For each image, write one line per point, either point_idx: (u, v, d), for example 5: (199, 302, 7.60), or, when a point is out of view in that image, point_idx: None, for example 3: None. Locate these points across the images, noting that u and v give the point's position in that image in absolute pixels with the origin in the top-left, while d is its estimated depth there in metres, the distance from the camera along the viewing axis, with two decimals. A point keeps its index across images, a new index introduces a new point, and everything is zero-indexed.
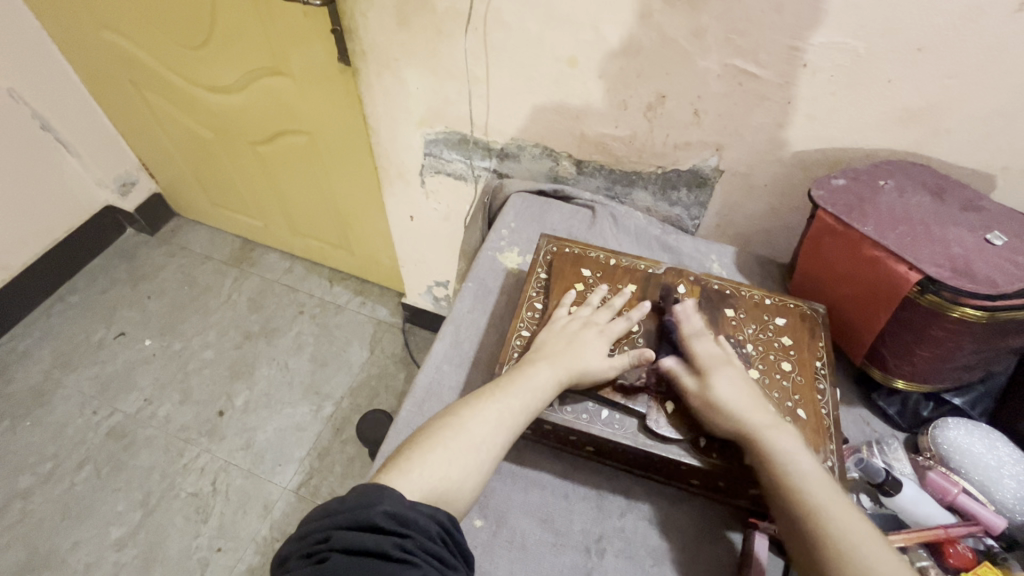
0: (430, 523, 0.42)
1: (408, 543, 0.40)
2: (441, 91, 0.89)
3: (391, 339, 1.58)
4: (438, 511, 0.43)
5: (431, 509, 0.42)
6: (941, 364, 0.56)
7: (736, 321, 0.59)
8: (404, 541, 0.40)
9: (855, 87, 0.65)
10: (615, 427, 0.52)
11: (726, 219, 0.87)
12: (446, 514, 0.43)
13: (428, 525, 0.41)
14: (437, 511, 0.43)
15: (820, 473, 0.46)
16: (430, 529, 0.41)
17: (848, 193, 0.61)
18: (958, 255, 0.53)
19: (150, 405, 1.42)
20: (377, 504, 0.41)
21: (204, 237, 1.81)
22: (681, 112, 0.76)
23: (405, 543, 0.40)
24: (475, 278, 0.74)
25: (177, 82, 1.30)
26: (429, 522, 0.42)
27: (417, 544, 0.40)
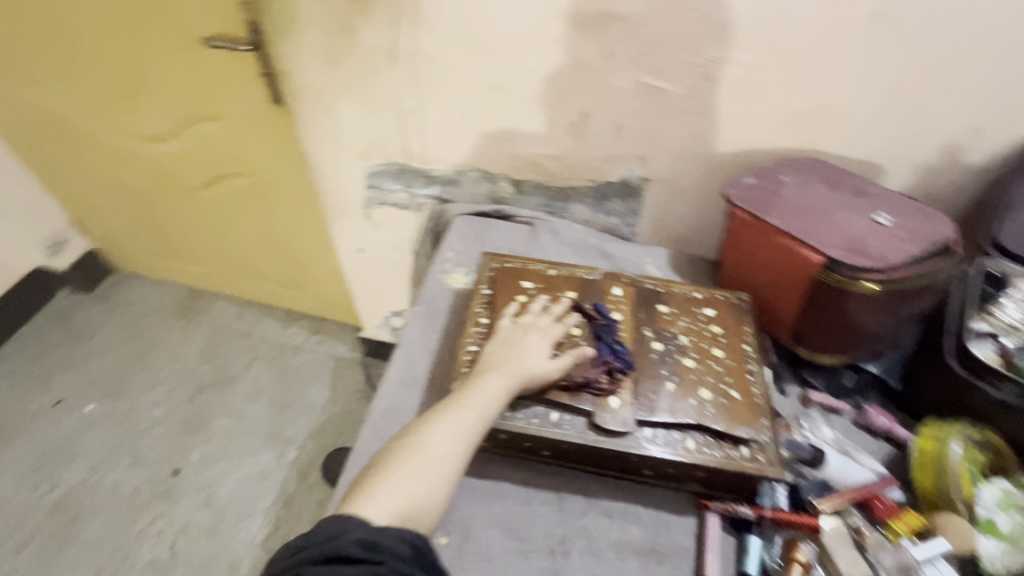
0: (400, 544, 0.42)
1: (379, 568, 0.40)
2: (376, 125, 0.92)
3: (352, 375, 1.56)
4: (408, 531, 0.43)
5: (400, 530, 0.43)
6: (853, 336, 0.61)
7: (669, 315, 0.63)
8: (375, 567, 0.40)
9: (753, 95, 0.72)
10: (566, 427, 0.55)
11: (659, 224, 0.93)
12: (416, 533, 0.44)
13: (399, 547, 0.42)
14: (407, 532, 0.43)
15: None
16: (401, 549, 0.42)
17: (757, 189, 0.67)
18: (854, 236, 0.59)
19: (97, 473, 1.34)
20: (344, 533, 0.42)
21: (146, 291, 1.74)
22: (605, 128, 0.81)
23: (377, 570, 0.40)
24: (424, 301, 0.75)
25: (108, 135, 1.28)
26: (399, 542, 0.42)
27: (390, 569, 0.41)
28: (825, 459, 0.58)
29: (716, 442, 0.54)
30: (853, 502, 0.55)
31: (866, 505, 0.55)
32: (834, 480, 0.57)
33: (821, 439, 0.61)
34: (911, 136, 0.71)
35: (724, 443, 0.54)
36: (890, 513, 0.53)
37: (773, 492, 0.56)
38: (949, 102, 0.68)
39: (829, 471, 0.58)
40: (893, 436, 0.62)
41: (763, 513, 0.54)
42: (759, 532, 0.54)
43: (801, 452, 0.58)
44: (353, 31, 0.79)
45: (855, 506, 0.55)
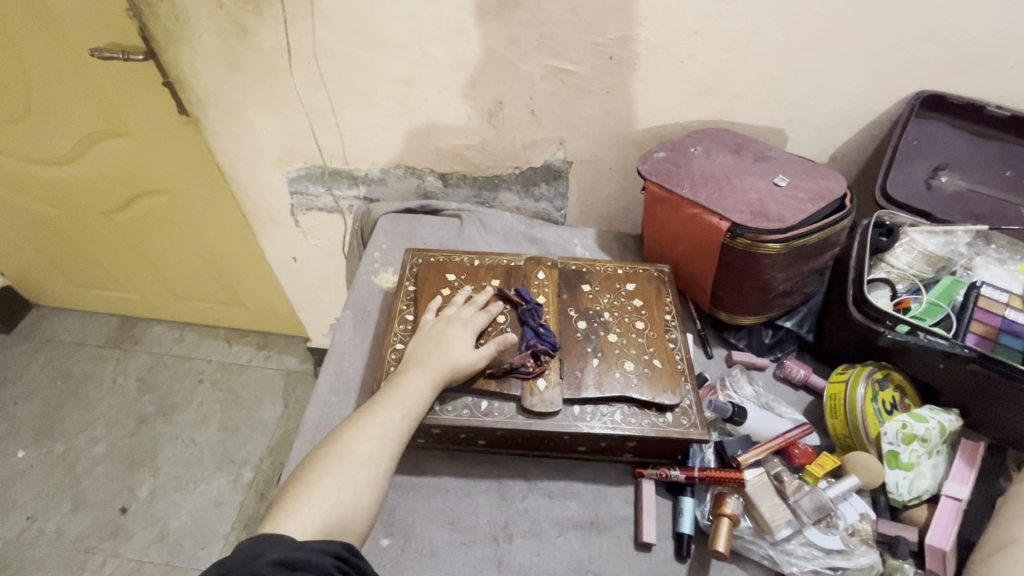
0: (324, 558, 0.41)
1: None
2: (290, 128, 0.89)
3: (304, 387, 1.52)
4: (330, 542, 0.42)
5: (323, 543, 0.41)
6: (765, 295, 0.64)
7: (592, 293, 0.65)
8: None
9: (656, 71, 0.74)
10: (496, 414, 0.55)
11: (587, 205, 0.94)
12: (340, 543, 0.42)
13: (322, 560, 0.40)
14: (330, 544, 0.42)
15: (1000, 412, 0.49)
16: (324, 562, 0.40)
17: (666, 162, 0.69)
18: (755, 200, 0.62)
19: (35, 522, 1.25)
20: (261, 555, 0.39)
21: (73, 324, 1.63)
22: (520, 114, 0.82)
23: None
24: (353, 304, 0.74)
25: (4, 162, 1.18)
26: (321, 556, 0.41)
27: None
28: (746, 416, 0.60)
29: (642, 411, 0.56)
30: (774, 452, 0.58)
31: (786, 453, 0.58)
32: (757, 434, 0.60)
33: (743, 396, 0.63)
34: (806, 100, 0.75)
35: (649, 412, 0.56)
36: (807, 458, 0.57)
37: (702, 452, 0.59)
38: (836, 65, 0.71)
39: (751, 426, 0.60)
40: (810, 385, 0.66)
41: (693, 474, 0.56)
42: (692, 493, 0.56)
43: (724, 412, 0.60)
44: (250, 32, 0.76)
45: (776, 456, 0.58)
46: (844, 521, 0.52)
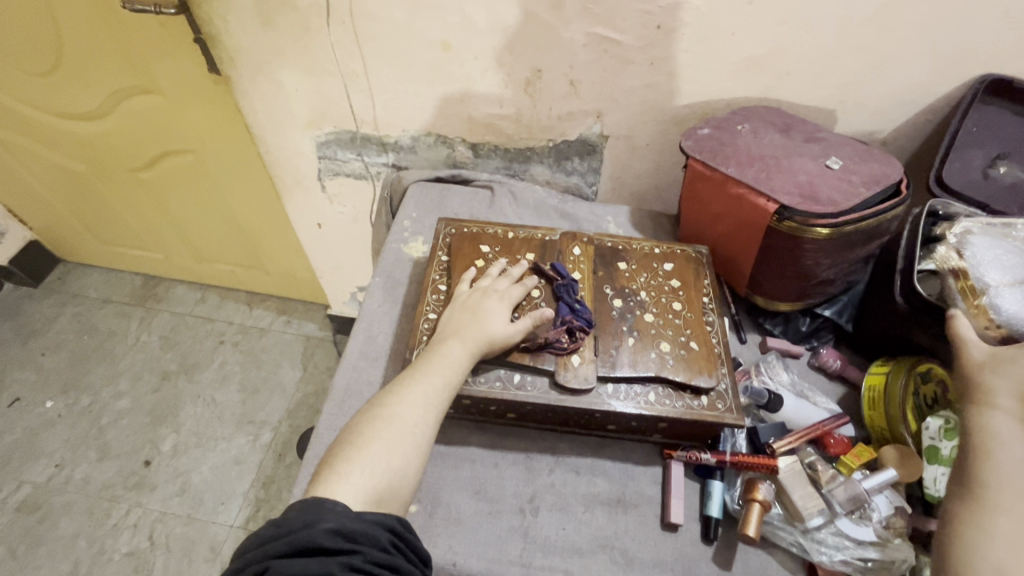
0: (380, 531, 0.42)
1: (357, 559, 0.39)
2: (321, 90, 0.87)
3: (323, 353, 1.53)
4: (386, 517, 0.43)
5: (379, 516, 0.42)
6: (808, 281, 0.62)
7: (629, 272, 0.63)
8: (353, 556, 0.39)
9: (704, 43, 0.71)
10: (529, 388, 0.55)
11: (619, 182, 0.92)
12: (395, 518, 0.43)
13: (378, 534, 0.41)
14: (385, 517, 0.43)
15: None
16: (379, 535, 0.41)
17: (711, 140, 0.66)
18: (805, 181, 0.59)
19: (63, 470, 1.30)
20: (319, 522, 0.40)
21: (98, 281, 1.66)
22: (559, 83, 0.79)
23: (355, 560, 0.39)
24: (382, 272, 0.73)
25: (33, 115, 1.18)
26: (377, 529, 0.42)
27: (368, 558, 0.40)
28: (782, 403, 0.59)
29: (676, 393, 0.55)
30: (809, 441, 0.57)
31: (820, 442, 0.57)
32: (792, 422, 0.59)
33: (778, 383, 0.62)
34: (861, 79, 0.71)
35: (683, 394, 0.55)
36: (843, 448, 0.56)
37: (734, 437, 0.58)
38: (898, 43, 0.67)
39: (786, 414, 0.59)
40: (845, 375, 0.64)
41: (724, 459, 0.55)
42: (722, 476, 0.56)
43: (759, 398, 0.60)
44: None
45: (810, 445, 0.57)
46: (877, 514, 0.52)
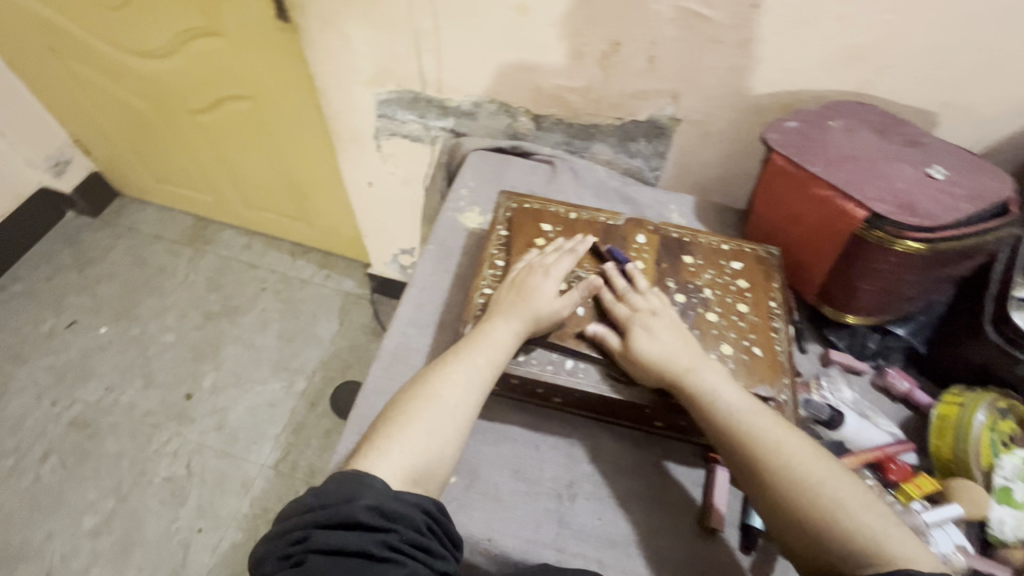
0: (414, 512, 0.43)
1: (392, 538, 0.41)
2: (388, 46, 0.85)
3: (359, 310, 1.56)
4: (422, 499, 0.44)
5: (414, 498, 0.44)
6: (887, 297, 0.59)
7: (694, 267, 0.61)
8: (389, 535, 0.41)
9: (805, 28, 0.65)
10: (581, 376, 0.55)
11: (684, 169, 0.88)
12: (431, 501, 0.45)
13: (413, 515, 0.43)
14: (421, 499, 0.44)
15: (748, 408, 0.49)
16: (414, 516, 0.43)
17: (799, 134, 0.62)
18: (902, 190, 0.55)
19: (112, 393, 1.37)
20: (358, 498, 0.42)
21: (152, 217, 1.71)
22: (636, 59, 0.75)
23: (391, 539, 0.41)
24: (436, 240, 0.73)
25: (104, 49, 1.20)
26: (413, 510, 0.43)
27: (403, 538, 0.42)
28: (845, 421, 0.56)
29: None
30: (866, 465, 0.54)
31: (880, 467, 0.54)
32: (851, 442, 0.56)
33: (840, 399, 0.59)
34: (974, 82, 0.65)
35: None
36: (904, 476, 0.53)
37: None
38: None
39: (847, 433, 0.56)
40: (910, 400, 0.61)
41: None
42: None
43: (819, 414, 0.56)
44: None
45: (868, 469, 0.54)
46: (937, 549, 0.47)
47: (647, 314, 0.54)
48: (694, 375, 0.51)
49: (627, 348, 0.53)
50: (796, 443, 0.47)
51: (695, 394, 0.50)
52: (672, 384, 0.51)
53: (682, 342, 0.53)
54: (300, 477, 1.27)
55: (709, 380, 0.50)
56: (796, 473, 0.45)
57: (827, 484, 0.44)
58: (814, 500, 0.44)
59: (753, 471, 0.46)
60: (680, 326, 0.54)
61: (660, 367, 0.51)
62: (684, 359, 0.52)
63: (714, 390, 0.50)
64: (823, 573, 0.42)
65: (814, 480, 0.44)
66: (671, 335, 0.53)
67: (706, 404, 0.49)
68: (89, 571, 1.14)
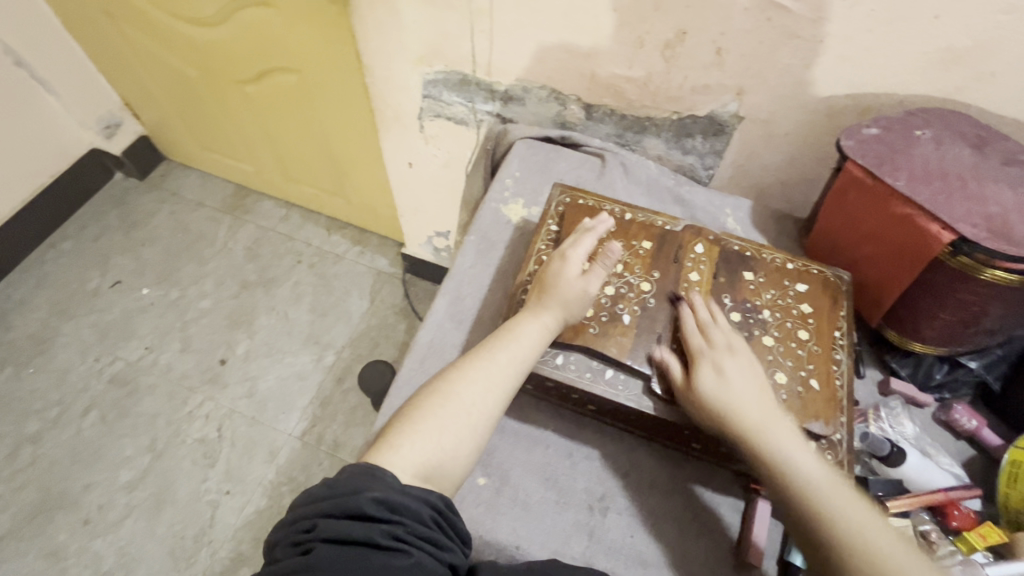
0: (422, 507, 0.42)
1: (399, 529, 0.40)
2: (440, 24, 0.81)
3: (391, 289, 1.55)
4: (430, 493, 0.43)
5: (422, 492, 0.43)
6: (963, 328, 0.54)
7: (755, 285, 0.58)
8: (396, 527, 0.40)
9: (896, 25, 0.59)
10: (619, 389, 0.53)
11: (741, 169, 0.83)
12: (439, 496, 0.44)
13: (420, 509, 0.42)
14: (429, 494, 0.43)
15: (814, 463, 0.46)
16: (423, 511, 0.42)
17: (879, 143, 0.57)
18: (995, 214, 0.50)
19: (151, 353, 1.42)
20: (365, 490, 0.41)
21: (195, 183, 1.74)
22: (701, 51, 0.69)
23: (397, 530, 0.40)
24: (478, 231, 0.70)
25: (155, 15, 1.20)
26: (420, 504, 0.42)
27: (409, 530, 0.41)
28: (905, 459, 0.55)
29: None
30: (925, 507, 0.52)
31: (941, 511, 0.52)
32: (910, 481, 0.54)
33: (900, 434, 0.57)
34: None
35: None
36: (967, 523, 0.51)
37: None
38: None
39: (907, 471, 0.54)
40: (977, 439, 0.58)
41: None
42: None
43: (878, 450, 0.55)
44: None
45: (926, 511, 0.52)
46: None
47: (720, 353, 0.51)
48: (762, 436, 0.47)
49: (691, 387, 0.50)
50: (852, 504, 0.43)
51: (765, 452, 0.46)
52: (741, 436, 0.47)
53: (738, 348, 0.52)
54: (324, 450, 1.29)
55: (775, 434, 0.47)
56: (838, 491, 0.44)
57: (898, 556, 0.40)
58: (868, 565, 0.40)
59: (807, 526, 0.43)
60: (754, 365, 0.51)
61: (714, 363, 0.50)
62: (756, 410, 0.48)
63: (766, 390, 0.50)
64: None
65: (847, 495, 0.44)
66: (739, 376, 0.50)
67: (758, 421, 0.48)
68: (123, 523, 1.19)
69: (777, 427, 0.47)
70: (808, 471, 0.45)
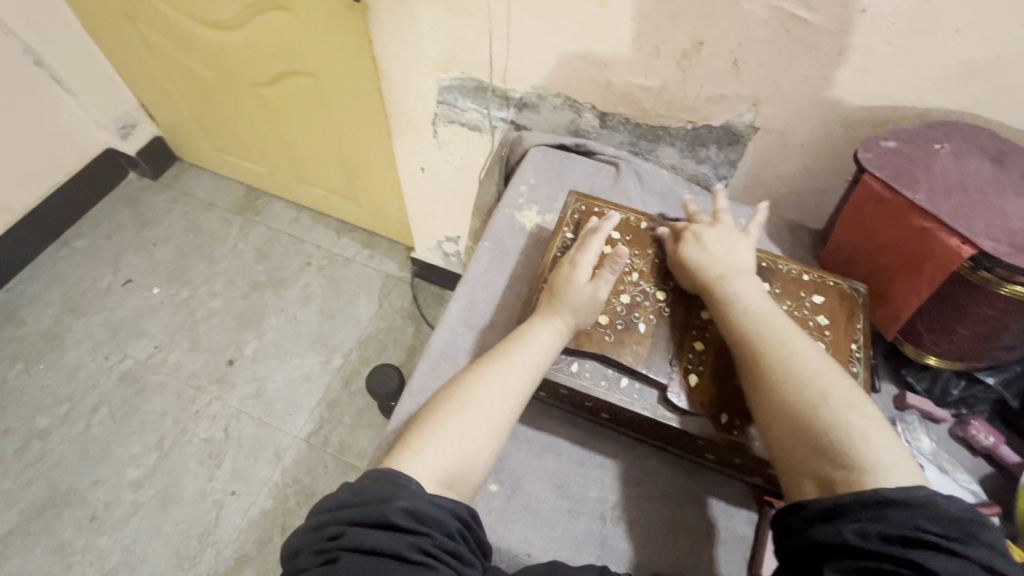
0: (449, 519, 0.42)
1: (426, 542, 0.40)
2: (458, 31, 0.82)
3: (399, 293, 1.56)
4: (457, 505, 0.43)
5: (449, 503, 0.43)
6: (982, 343, 0.54)
7: (771, 296, 0.58)
8: (423, 539, 0.40)
9: (916, 39, 0.59)
10: (635, 397, 0.53)
11: (755, 179, 0.83)
12: (465, 508, 0.44)
13: (447, 521, 0.42)
14: (455, 505, 0.43)
15: (767, 306, 0.53)
16: (449, 523, 0.42)
17: (898, 156, 0.57)
18: (1016, 228, 0.50)
19: (160, 352, 1.42)
20: (393, 499, 0.41)
21: (208, 184, 1.75)
22: (719, 61, 0.70)
23: (424, 543, 0.40)
24: (492, 237, 0.71)
25: (175, 18, 1.22)
26: (447, 517, 0.42)
27: (436, 543, 0.41)
28: (922, 476, 0.54)
29: None
30: None
31: None
32: None
33: (918, 449, 0.57)
34: None
35: None
36: None
37: None
38: None
39: None
40: (995, 455, 0.57)
41: None
42: None
43: None
44: None
45: None
46: None
47: (704, 227, 0.59)
48: (728, 281, 0.55)
49: (678, 254, 0.58)
50: (798, 341, 0.50)
51: (726, 294, 0.54)
52: (709, 283, 0.55)
53: (719, 262, 0.56)
54: (330, 453, 1.29)
55: (739, 282, 0.54)
56: (797, 371, 0.48)
57: (816, 380, 0.47)
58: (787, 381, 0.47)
59: (749, 352, 0.50)
60: (729, 237, 0.59)
61: (699, 276, 0.56)
62: (726, 266, 0.56)
63: (744, 292, 0.54)
64: (799, 455, 0.45)
65: (809, 375, 0.47)
66: (715, 241, 0.58)
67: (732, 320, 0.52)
68: (129, 521, 1.20)
69: (745, 278, 0.55)
70: (762, 313, 0.52)
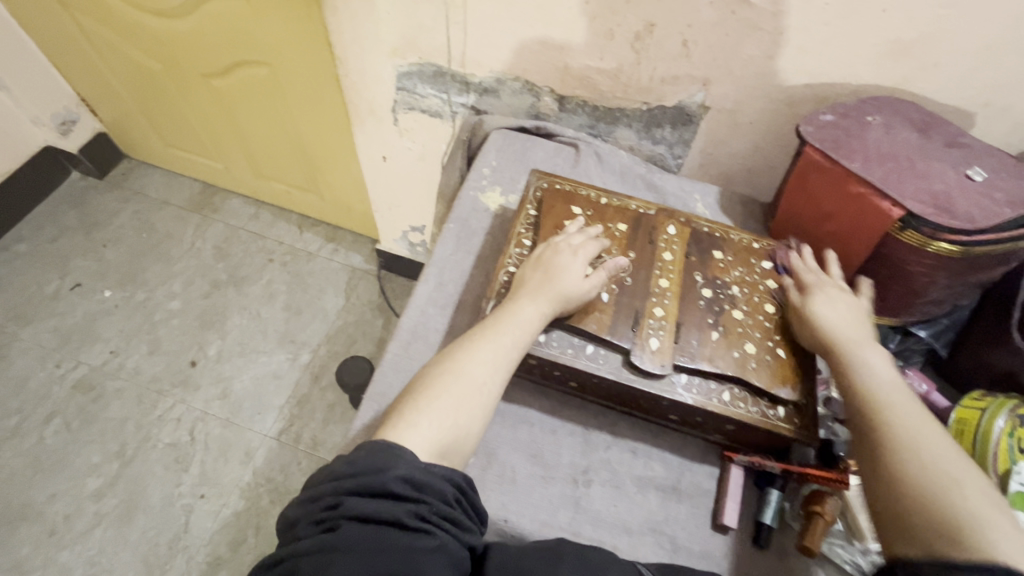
0: (446, 486, 0.43)
1: (423, 509, 0.41)
2: (415, 16, 0.82)
3: (366, 286, 1.54)
4: (453, 473, 0.44)
5: (446, 471, 0.44)
6: (914, 298, 0.59)
7: (724, 263, 0.62)
8: (420, 506, 0.41)
9: (850, 19, 0.63)
10: (600, 362, 0.55)
11: (709, 158, 0.87)
12: (461, 475, 0.45)
13: (445, 489, 0.43)
14: (451, 472, 0.44)
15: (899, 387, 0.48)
16: (445, 489, 0.43)
17: (836, 128, 0.61)
18: (940, 191, 0.54)
19: (117, 357, 1.37)
20: (390, 469, 0.42)
21: (159, 181, 1.69)
22: (670, 42, 0.72)
23: (422, 510, 0.41)
24: (458, 219, 0.72)
25: (116, 6, 1.16)
26: (444, 484, 0.43)
27: (433, 509, 0.42)
28: None
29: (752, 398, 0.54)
30: None
31: None
32: None
33: None
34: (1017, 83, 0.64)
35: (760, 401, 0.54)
36: None
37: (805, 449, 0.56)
38: None
39: None
40: (927, 402, 0.62)
41: (790, 468, 0.54)
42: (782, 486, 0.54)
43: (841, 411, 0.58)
44: None
45: None
46: None
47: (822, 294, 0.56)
48: (858, 353, 0.51)
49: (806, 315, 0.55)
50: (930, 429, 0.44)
51: (852, 365, 0.50)
52: (835, 349, 0.52)
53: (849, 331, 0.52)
54: (303, 449, 1.28)
55: (870, 355, 0.50)
56: (930, 451, 0.42)
57: (951, 469, 0.41)
58: (920, 461, 0.42)
59: (872, 425, 0.46)
60: (858, 309, 0.55)
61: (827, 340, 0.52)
62: (856, 336, 0.52)
63: (876, 366, 0.49)
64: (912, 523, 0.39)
65: (943, 461, 0.41)
66: (846, 310, 0.54)
67: (862, 377, 0.49)
68: (92, 532, 1.15)
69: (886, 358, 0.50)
70: (892, 395, 0.47)
